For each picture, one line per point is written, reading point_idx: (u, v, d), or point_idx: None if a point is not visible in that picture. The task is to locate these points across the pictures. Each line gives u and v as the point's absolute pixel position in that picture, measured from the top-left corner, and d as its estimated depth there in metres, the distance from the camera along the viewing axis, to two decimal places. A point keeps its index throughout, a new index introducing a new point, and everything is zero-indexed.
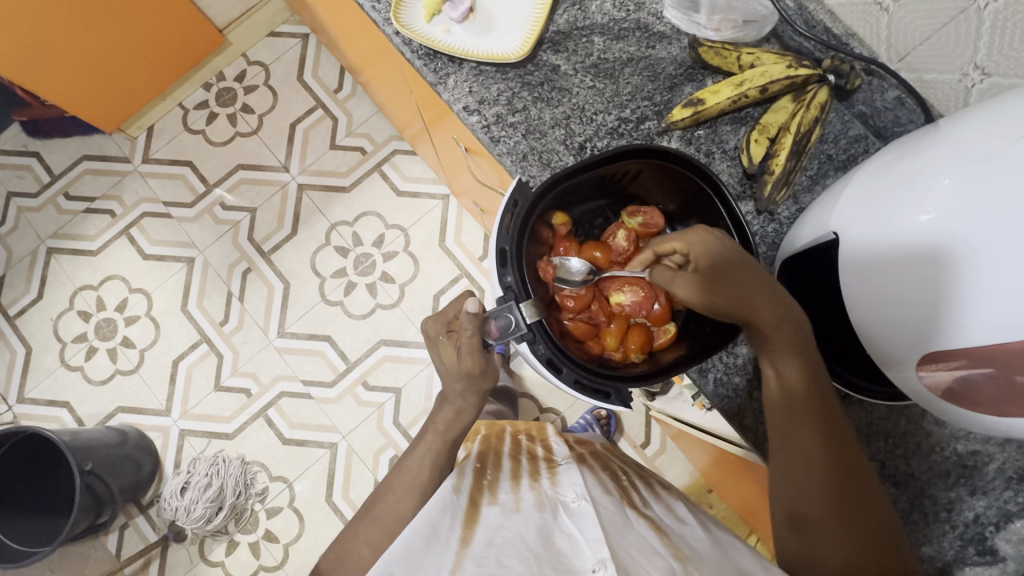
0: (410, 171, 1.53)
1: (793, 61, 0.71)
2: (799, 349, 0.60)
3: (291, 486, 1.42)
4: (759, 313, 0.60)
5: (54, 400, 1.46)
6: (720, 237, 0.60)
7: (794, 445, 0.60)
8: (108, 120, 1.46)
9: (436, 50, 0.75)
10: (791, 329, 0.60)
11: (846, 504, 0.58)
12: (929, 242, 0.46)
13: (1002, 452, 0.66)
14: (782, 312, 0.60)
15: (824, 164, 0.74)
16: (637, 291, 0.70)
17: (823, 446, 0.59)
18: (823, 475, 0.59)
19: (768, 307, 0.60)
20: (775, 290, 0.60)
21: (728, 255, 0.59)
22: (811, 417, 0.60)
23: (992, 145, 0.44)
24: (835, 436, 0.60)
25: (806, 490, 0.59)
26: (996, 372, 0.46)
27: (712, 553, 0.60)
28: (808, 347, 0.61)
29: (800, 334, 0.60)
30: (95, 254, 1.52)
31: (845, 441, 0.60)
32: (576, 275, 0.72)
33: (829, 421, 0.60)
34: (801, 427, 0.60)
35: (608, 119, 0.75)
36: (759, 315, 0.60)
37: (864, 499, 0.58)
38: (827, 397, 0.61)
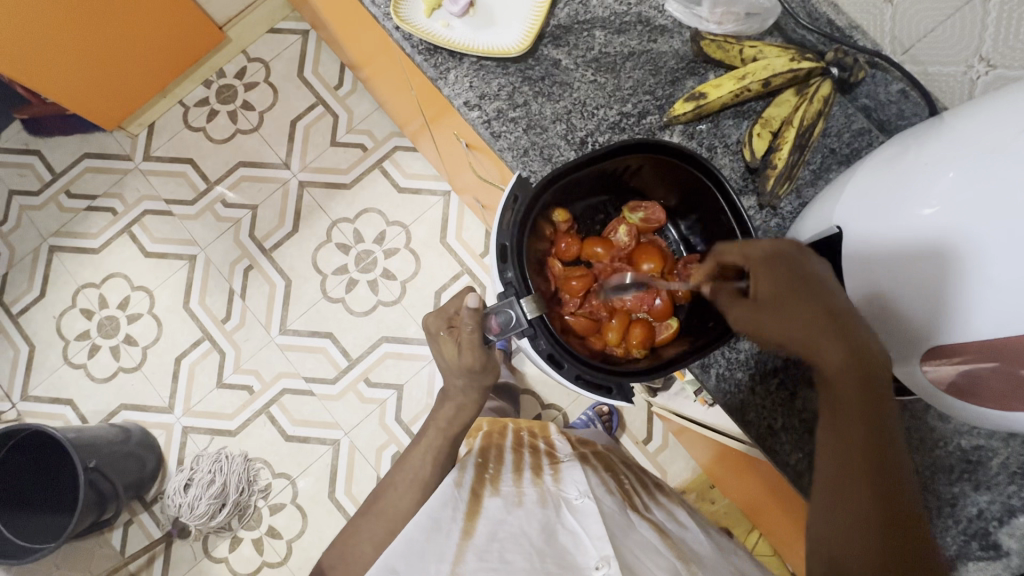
0: (411, 167, 1.53)
1: (796, 53, 0.70)
2: (868, 381, 0.49)
3: (294, 483, 1.42)
4: (813, 334, 0.50)
5: (57, 397, 1.47)
6: (778, 248, 0.53)
7: (842, 486, 0.49)
8: (109, 118, 1.47)
9: (436, 45, 0.75)
10: (858, 361, 0.49)
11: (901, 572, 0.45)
12: (932, 235, 0.46)
13: (1006, 447, 0.66)
14: (845, 338, 0.50)
15: (827, 158, 0.74)
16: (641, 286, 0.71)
17: (880, 496, 0.47)
18: (871, 529, 0.46)
19: (828, 329, 0.50)
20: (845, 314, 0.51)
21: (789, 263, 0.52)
22: (874, 461, 0.48)
23: (998, 138, 0.43)
24: (901, 489, 0.47)
25: (851, 542, 0.47)
26: (1000, 366, 0.46)
27: (712, 559, 0.62)
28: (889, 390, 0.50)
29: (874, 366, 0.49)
30: (97, 252, 1.52)
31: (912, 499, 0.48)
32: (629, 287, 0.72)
33: (896, 469, 0.48)
34: (861, 464, 0.48)
35: (610, 113, 0.75)
36: (819, 337, 0.50)
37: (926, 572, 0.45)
38: (898, 442, 0.49)
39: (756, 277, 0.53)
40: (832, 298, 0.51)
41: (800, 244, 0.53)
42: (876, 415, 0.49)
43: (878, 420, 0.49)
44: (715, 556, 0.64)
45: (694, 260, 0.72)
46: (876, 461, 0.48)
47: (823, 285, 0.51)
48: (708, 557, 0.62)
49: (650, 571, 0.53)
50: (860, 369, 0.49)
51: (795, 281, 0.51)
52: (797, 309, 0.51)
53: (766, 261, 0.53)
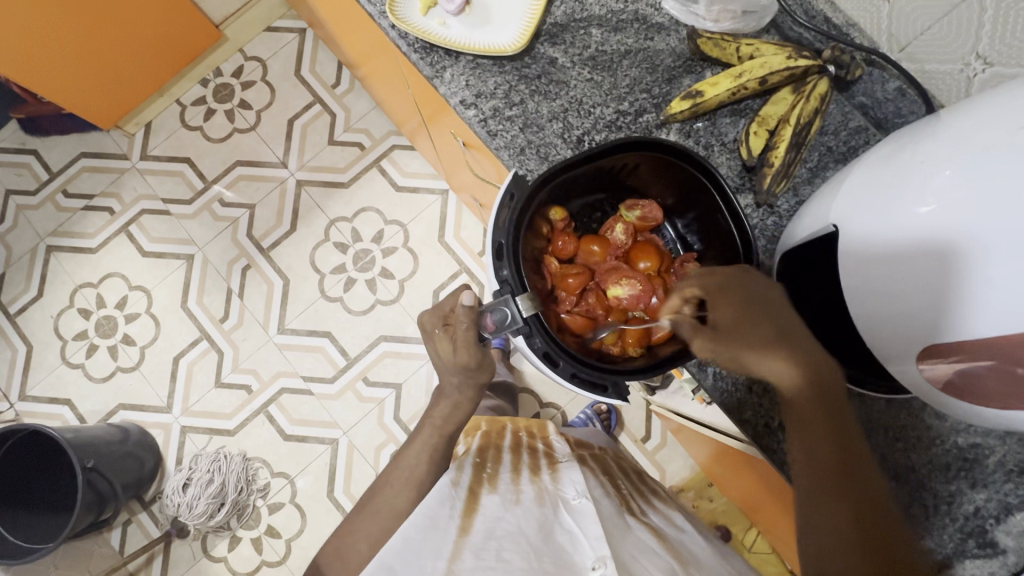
0: (409, 166, 1.53)
1: (792, 51, 0.70)
2: (820, 391, 0.57)
3: (292, 482, 1.42)
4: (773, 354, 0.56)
5: (55, 397, 1.47)
6: (733, 276, 0.58)
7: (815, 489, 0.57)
8: (106, 117, 1.46)
9: (432, 43, 0.75)
10: (812, 373, 0.57)
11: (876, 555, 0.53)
12: (929, 234, 0.46)
13: (1003, 445, 0.66)
14: (800, 354, 0.57)
15: (824, 156, 0.74)
16: (637, 285, 0.70)
17: (845, 490, 0.55)
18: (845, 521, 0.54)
19: (785, 347, 0.56)
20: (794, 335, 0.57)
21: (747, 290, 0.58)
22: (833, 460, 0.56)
23: (994, 135, 0.43)
24: (861, 479, 0.56)
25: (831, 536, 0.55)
26: (997, 364, 0.46)
27: (710, 562, 0.63)
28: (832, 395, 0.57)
29: (819, 377, 0.57)
30: (95, 252, 1.52)
31: (874, 485, 0.56)
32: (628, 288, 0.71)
33: (854, 463, 0.56)
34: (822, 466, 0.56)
35: (607, 111, 0.75)
36: (775, 355, 0.56)
37: (897, 548, 0.54)
38: (852, 439, 0.57)
39: (715, 304, 0.58)
40: (785, 319, 0.57)
41: (749, 269, 0.59)
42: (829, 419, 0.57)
43: (831, 424, 0.57)
44: (714, 561, 0.64)
45: (691, 260, 0.72)
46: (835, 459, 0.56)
47: (773, 308, 0.57)
48: (707, 560, 0.63)
49: (648, 571, 0.53)
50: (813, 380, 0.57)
51: (751, 304, 0.57)
52: (756, 332, 0.57)
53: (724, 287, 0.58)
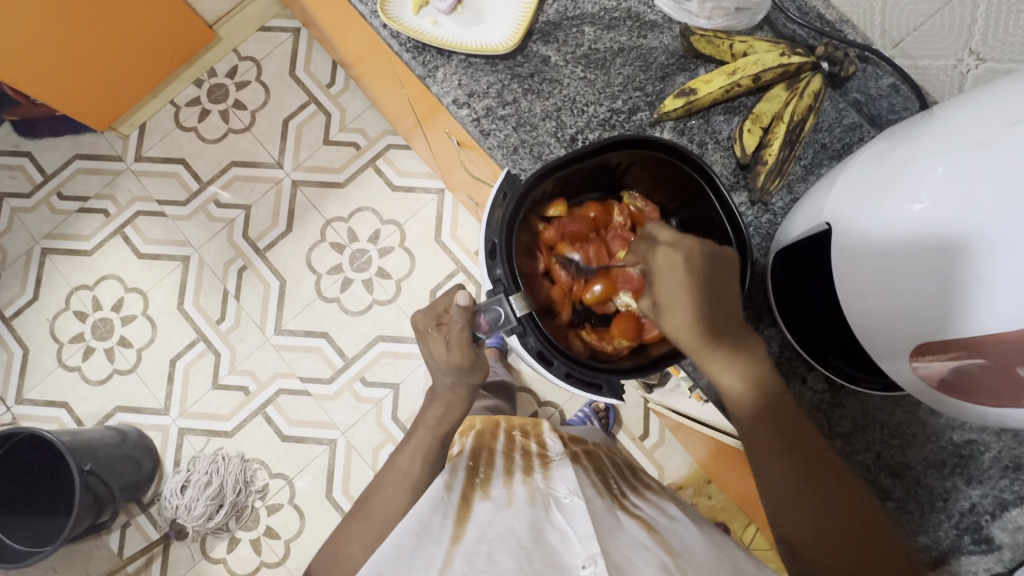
0: (405, 165, 1.52)
1: (786, 48, 0.70)
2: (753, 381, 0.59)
3: (291, 483, 1.42)
4: (711, 344, 0.58)
5: (52, 400, 1.46)
6: (673, 257, 0.58)
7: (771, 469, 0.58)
8: (100, 119, 1.46)
9: (425, 43, 0.74)
10: (750, 368, 0.59)
11: (832, 521, 0.56)
12: (922, 231, 0.46)
13: (998, 441, 0.66)
14: (737, 351, 0.59)
15: (818, 153, 0.74)
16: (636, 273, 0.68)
17: (799, 464, 0.57)
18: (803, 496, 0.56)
19: (723, 338, 0.58)
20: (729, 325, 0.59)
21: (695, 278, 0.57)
22: (781, 438, 0.58)
23: (988, 131, 0.43)
24: (806, 446, 0.58)
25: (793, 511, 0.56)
26: (990, 363, 0.45)
27: (704, 555, 0.62)
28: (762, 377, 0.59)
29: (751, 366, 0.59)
30: (90, 254, 1.51)
31: (815, 443, 0.59)
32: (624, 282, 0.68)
33: (797, 431, 0.58)
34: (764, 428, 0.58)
35: (600, 110, 0.74)
36: (713, 351, 0.58)
37: (835, 477, 0.57)
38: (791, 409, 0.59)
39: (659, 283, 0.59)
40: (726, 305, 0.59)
41: (693, 249, 0.59)
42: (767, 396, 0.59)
43: (769, 404, 0.59)
44: (703, 549, 0.64)
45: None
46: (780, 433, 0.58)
47: (717, 298, 0.58)
48: (701, 553, 0.63)
49: (638, 569, 0.54)
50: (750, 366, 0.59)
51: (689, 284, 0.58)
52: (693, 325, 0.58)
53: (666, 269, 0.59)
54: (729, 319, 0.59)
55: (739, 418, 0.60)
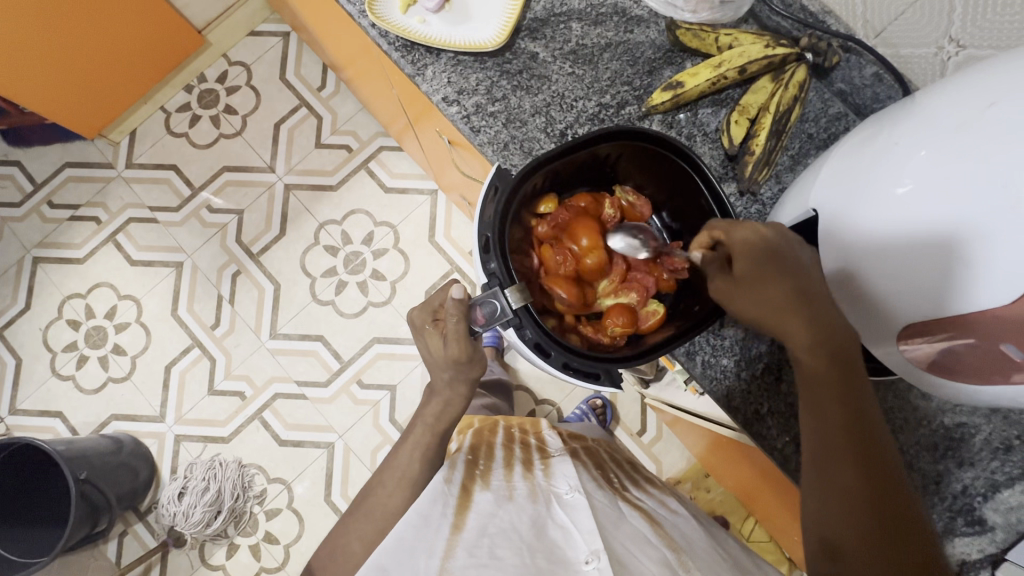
0: (398, 167, 1.53)
1: (770, 40, 0.70)
2: (839, 380, 0.54)
3: (290, 487, 1.42)
4: (792, 326, 0.54)
5: (46, 410, 1.45)
6: (761, 231, 0.54)
7: (828, 467, 0.53)
8: (91, 126, 1.45)
9: (413, 41, 0.75)
10: (832, 346, 0.53)
11: (888, 525, 0.50)
12: (910, 213, 0.45)
13: (988, 423, 0.66)
14: (814, 333, 0.53)
15: (805, 143, 0.74)
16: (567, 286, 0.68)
17: (865, 470, 0.52)
18: (860, 500, 0.51)
19: (814, 329, 0.53)
20: (813, 297, 0.53)
21: (769, 244, 0.54)
22: (848, 412, 0.53)
23: (966, 113, 0.43)
24: (877, 455, 0.52)
25: (842, 512, 0.51)
26: (978, 341, 0.46)
27: (704, 548, 0.63)
28: (845, 360, 0.54)
29: (836, 345, 0.53)
30: (82, 263, 1.50)
31: (881, 435, 0.54)
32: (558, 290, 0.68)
33: (871, 439, 0.53)
34: (835, 395, 0.54)
35: (589, 105, 0.75)
36: (796, 336, 0.54)
37: (892, 476, 0.52)
38: (872, 416, 0.54)
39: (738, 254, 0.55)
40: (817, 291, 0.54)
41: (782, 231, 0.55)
42: (844, 393, 0.53)
43: (842, 378, 0.53)
44: (704, 544, 0.64)
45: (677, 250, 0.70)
46: (849, 435, 0.53)
47: (794, 269, 0.53)
48: (701, 547, 0.63)
49: (643, 565, 0.54)
50: (834, 357, 0.53)
51: (770, 262, 0.54)
52: (780, 310, 0.54)
53: (745, 243, 0.55)
54: (822, 308, 0.53)
55: (808, 386, 0.55)
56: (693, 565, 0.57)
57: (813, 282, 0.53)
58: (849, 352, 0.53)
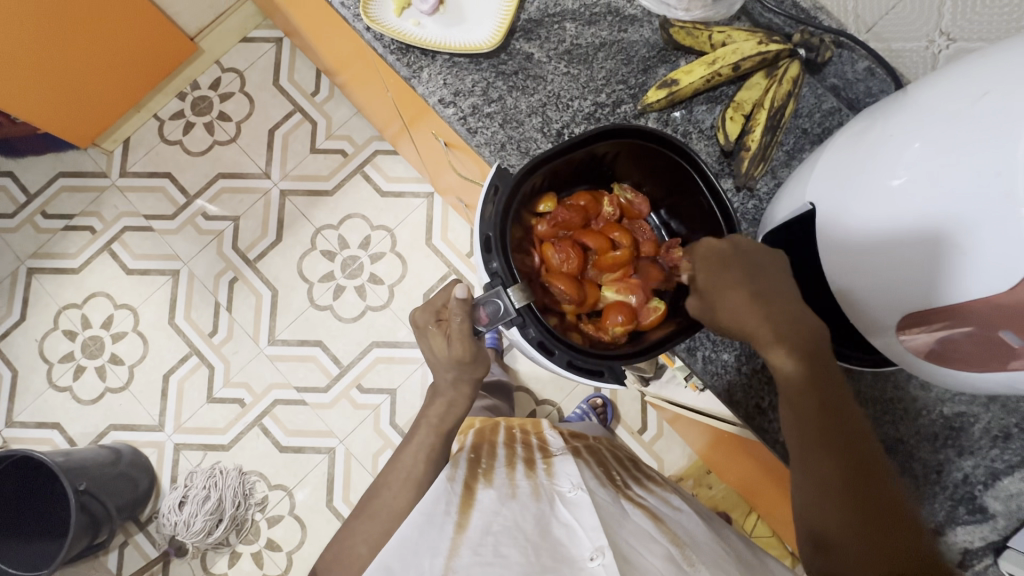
0: (393, 171, 1.53)
1: (763, 37, 0.71)
2: (809, 376, 0.55)
3: (291, 494, 1.41)
4: (759, 328, 0.55)
5: (44, 422, 1.44)
6: (719, 244, 0.58)
7: (810, 463, 0.54)
8: (84, 135, 1.44)
9: (408, 44, 0.75)
10: (800, 342, 0.55)
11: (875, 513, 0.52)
12: (903, 204, 0.46)
13: (987, 412, 0.67)
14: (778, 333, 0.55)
15: (800, 139, 0.74)
16: (569, 283, 0.68)
17: (844, 461, 0.53)
18: (840, 492, 0.53)
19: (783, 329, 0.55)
20: (776, 298, 0.56)
21: (729, 253, 0.57)
22: (821, 406, 0.55)
23: (960, 104, 0.44)
24: (854, 448, 0.54)
25: (827, 506, 0.53)
26: (976, 330, 0.46)
27: (708, 544, 0.63)
28: (813, 356, 0.55)
29: (804, 341, 0.55)
30: (77, 272, 1.50)
31: (855, 423, 0.55)
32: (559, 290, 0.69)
33: (847, 433, 0.55)
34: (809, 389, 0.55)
35: (584, 104, 0.75)
36: (766, 338, 0.55)
37: (872, 460, 0.54)
38: (846, 410, 0.55)
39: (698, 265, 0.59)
40: (782, 293, 0.56)
41: (739, 241, 0.58)
42: (817, 387, 0.55)
43: (813, 373, 0.55)
44: (708, 540, 0.65)
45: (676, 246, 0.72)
46: (825, 430, 0.54)
47: (754, 274, 0.56)
48: (705, 542, 0.63)
49: (647, 561, 0.54)
50: (804, 354, 0.55)
51: (733, 270, 0.56)
52: (749, 315, 0.55)
53: (706, 255, 0.58)
54: (786, 308, 0.55)
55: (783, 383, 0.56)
56: (697, 559, 0.57)
57: (772, 286, 0.56)
58: (816, 346, 0.55)
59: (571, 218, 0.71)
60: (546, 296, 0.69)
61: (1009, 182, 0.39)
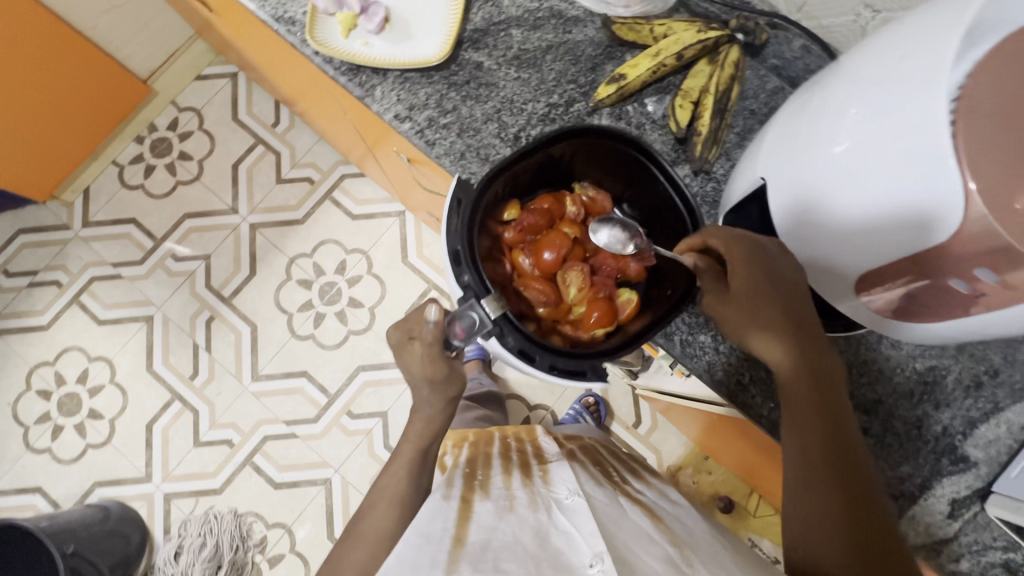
0: (362, 194, 1.52)
1: (701, 25, 0.74)
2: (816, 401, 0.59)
3: (291, 531, 1.38)
4: (777, 345, 0.59)
5: (25, 486, 1.39)
6: (760, 245, 0.57)
7: (813, 484, 0.56)
8: (39, 189, 1.41)
9: (359, 64, 0.76)
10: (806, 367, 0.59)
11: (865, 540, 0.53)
12: (846, 170, 0.47)
13: (957, 363, 0.69)
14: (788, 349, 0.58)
15: (748, 119, 0.76)
16: (543, 287, 0.71)
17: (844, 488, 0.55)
18: (838, 515, 0.54)
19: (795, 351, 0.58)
20: (795, 318, 0.58)
21: (773, 258, 0.57)
22: (827, 434, 0.58)
23: (882, 68, 0.44)
24: (857, 479, 0.56)
25: (822, 526, 0.54)
26: (932, 281, 0.47)
27: (706, 540, 0.64)
28: (821, 383, 0.59)
29: (814, 368, 0.59)
30: (46, 329, 1.46)
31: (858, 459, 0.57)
32: (535, 296, 0.71)
33: (850, 462, 0.57)
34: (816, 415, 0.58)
35: (538, 106, 0.76)
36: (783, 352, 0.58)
37: (869, 494, 0.56)
38: (850, 432, 0.58)
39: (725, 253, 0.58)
40: (799, 316, 0.58)
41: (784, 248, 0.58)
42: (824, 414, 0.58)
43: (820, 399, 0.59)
44: (707, 537, 0.65)
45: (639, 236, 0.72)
46: (830, 456, 0.57)
47: (786, 288, 0.57)
48: (703, 538, 0.64)
49: (646, 564, 0.54)
50: (816, 379, 0.59)
51: (770, 277, 0.56)
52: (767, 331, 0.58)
53: (747, 255, 0.57)
54: (801, 329, 0.58)
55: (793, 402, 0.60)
56: (696, 558, 0.56)
57: (794, 306, 0.58)
58: (825, 377, 0.59)
59: (535, 220, 0.72)
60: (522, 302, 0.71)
61: (933, 136, 0.40)
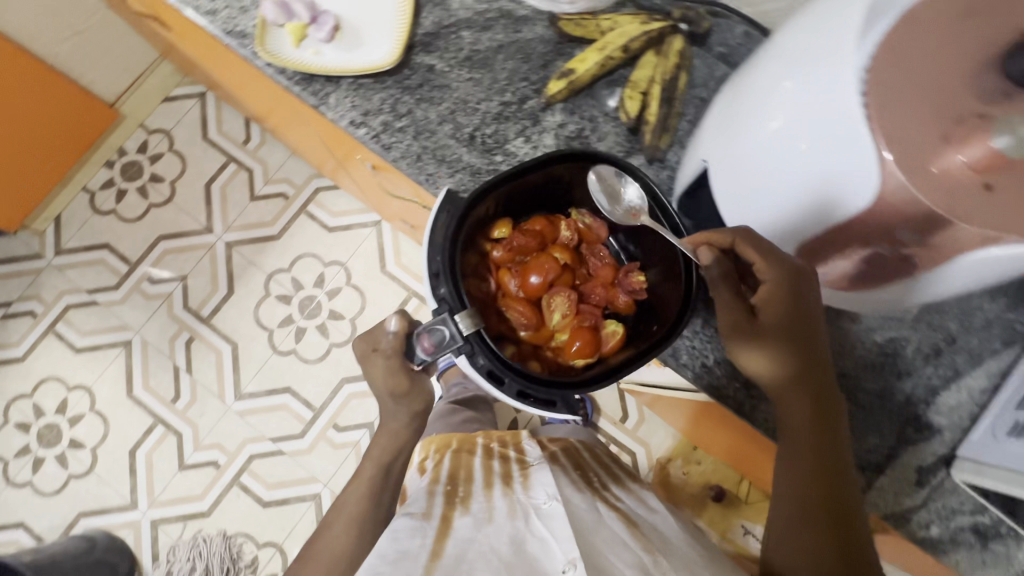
0: (337, 206, 1.52)
1: (646, 17, 0.77)
2: (816, 417, 0.62)
3: (282, 549, 1.36)
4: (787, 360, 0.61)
5: (7, 522, 1.37)
6: (789, 262, 0.57)
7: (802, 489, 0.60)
8: (8, 219, 1.40)
9: (311, 73, 0.76)
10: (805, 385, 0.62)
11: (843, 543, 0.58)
12: (783, 146, 0.48)
13: (915, 333, 0.70)
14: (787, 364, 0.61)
15: (700, 108, 0.77)
16: (527, 312, 0.72)
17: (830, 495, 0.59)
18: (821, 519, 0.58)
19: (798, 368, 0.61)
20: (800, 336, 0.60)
21: (798, 276, 0.57)
22: (820, 448, 0.61)
23: (804, 45, 0.45)
24: (841, 489, 0.60)
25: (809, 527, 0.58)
26: (871, 249, 0.49)
27: (681, 545, 0.64)
28: (821, 403, 0.62)
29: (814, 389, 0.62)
30: (22, 361, 1.44)
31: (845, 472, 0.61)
32: (517, 321, 0.72)
33: (836, 475, 0.61)
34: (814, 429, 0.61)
35: (491, 105, 0.77)
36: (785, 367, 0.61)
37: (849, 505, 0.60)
38: (840, 441, 0.62)
39: (745, 252, 0.58)
40: (803, 337, 0.61)
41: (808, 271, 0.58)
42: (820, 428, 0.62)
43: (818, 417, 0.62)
44: (682, 543, 0.65)
45: (634, 270, 0.74)
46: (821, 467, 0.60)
47: (799, 306, 0.58)
48: (679, 544, 0.65)
49: (619, 568, 0.54)
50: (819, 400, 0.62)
51: (794, 294, 0.57)
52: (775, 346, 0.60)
53: (777, 269, 0.57)
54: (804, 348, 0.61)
55: (795, 415, 0.62)
56: (668, 566, 0.57)
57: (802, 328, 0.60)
58: (826, 398, 0.62)
59: (526, 243, 0.72)
60: (502, 323, 0.72)
61: (844, 105, 0.42)
